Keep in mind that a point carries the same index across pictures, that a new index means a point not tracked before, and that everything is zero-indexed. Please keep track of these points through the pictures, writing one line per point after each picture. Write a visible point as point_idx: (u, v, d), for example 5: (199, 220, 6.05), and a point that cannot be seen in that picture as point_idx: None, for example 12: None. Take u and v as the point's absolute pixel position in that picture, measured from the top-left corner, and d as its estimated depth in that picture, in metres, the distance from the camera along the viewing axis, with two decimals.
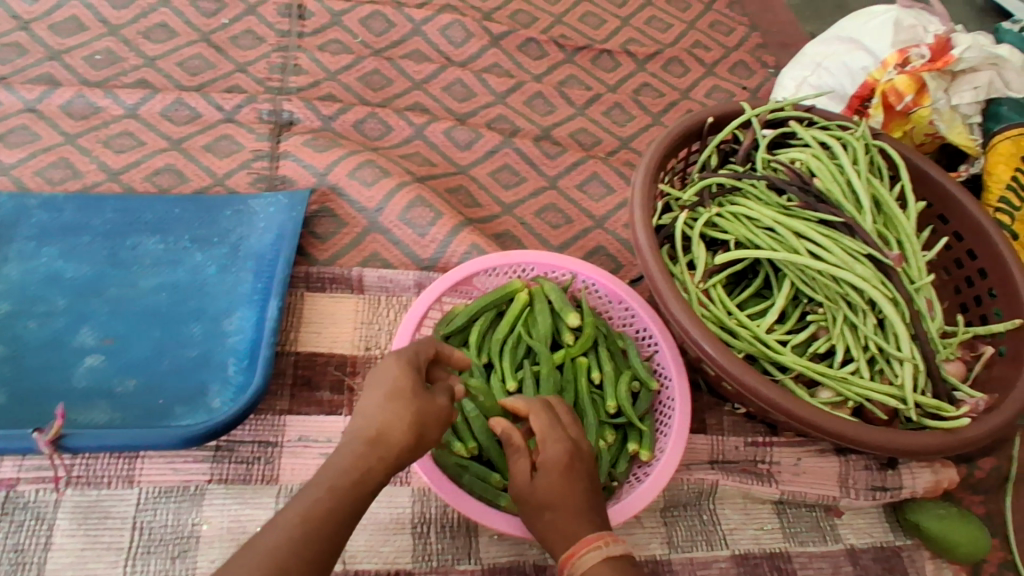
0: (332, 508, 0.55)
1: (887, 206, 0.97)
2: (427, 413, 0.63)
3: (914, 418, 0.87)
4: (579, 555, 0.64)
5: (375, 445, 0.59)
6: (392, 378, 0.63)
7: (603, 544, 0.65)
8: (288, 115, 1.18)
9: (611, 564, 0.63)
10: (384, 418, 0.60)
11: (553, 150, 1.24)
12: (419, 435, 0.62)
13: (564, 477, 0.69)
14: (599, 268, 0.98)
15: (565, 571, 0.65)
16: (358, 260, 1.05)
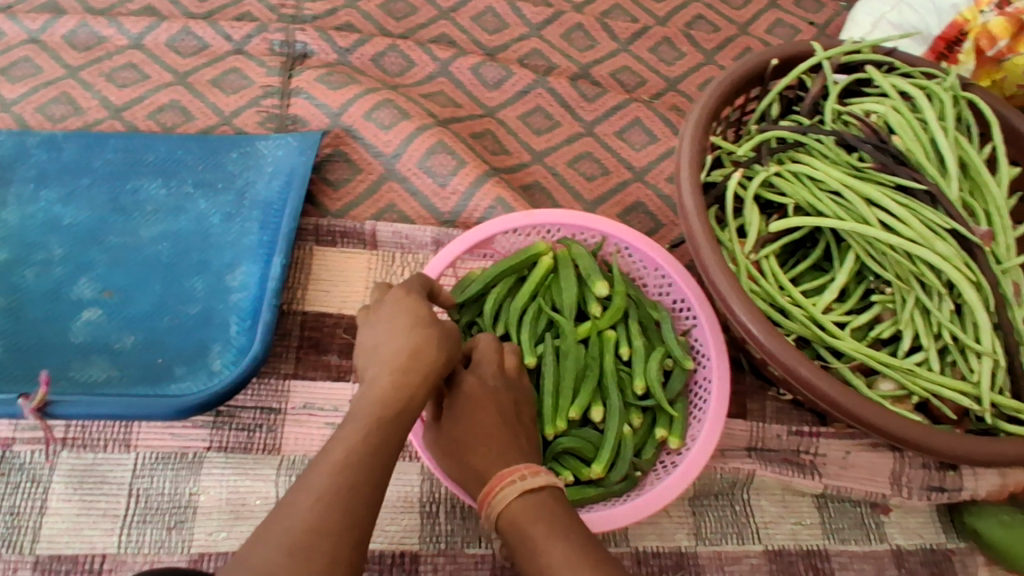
0: (369, 439, 0.52)
1: (976, 171, 0.82)
2: (432, 327, 0.61)
3: (988, 420, 0.75)
4: (494, 492, 0.59)
5: (390, 366, 0.57)
6: (383, 307, 0.63)
7: (519, 479, 0.59)
8: (302, 46, 1.09)
9: (525, 499, 0.58)
10: (399, 339, 0.59)
11: (591, 92, 1.11)
12: (423, 347, 0.59)
13: (484, 415, 0.66)
14: (633, 230, 0.86)
15: (483, 513, 0.60)
16: (373, 212, 0.96)
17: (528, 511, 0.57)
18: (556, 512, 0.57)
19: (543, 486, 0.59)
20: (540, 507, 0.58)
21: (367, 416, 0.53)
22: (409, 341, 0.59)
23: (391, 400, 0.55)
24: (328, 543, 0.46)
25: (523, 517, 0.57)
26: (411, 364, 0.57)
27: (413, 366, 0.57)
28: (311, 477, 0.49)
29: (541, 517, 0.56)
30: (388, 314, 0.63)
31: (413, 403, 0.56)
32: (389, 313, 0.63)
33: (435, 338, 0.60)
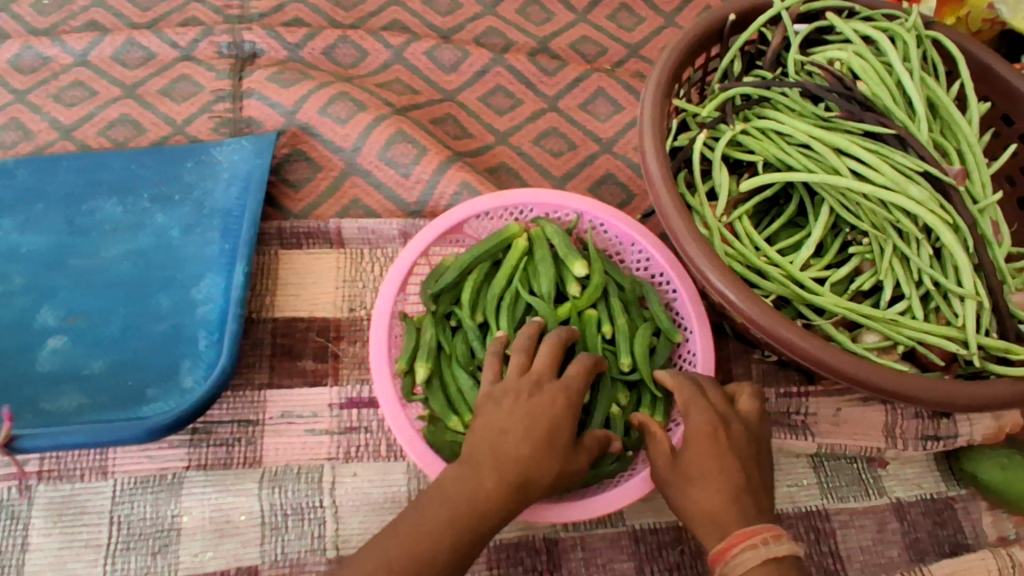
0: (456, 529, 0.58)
1: (945, 111, 0.80)
2: (555, 452, 0.62)
3: (976, 363, 0.73)
4: (732, 551, 0.56)
5: (511, 467, 0.60)
6: (515, 402, 0.64)
7: (761, 544, 0.55)
8: (250, 47, 1.05)
9: (770, 567, 0.54)
10: (525, 444, 0.61)
11: (551, 66, 1.09)
12: (553, 453, 0.62)
13: (708, 458, 0.61)
14: (603, 204, 0.84)
15: (715, 565, 0.57)
16: (337, 210, 0.94)
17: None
18: None
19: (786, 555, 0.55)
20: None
21: (464, 501, 0.59)
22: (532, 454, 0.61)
23: (498, 498, 0.59)
24: None
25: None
26: (532, 469, 0.60)
27: (528, 479, 0.60)
28: (401, 525, 0.58)
29: None
30: (528, 407, 0.63)
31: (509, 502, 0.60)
32: (529, 402, 0.63)
33: (553, 460, 0.62)
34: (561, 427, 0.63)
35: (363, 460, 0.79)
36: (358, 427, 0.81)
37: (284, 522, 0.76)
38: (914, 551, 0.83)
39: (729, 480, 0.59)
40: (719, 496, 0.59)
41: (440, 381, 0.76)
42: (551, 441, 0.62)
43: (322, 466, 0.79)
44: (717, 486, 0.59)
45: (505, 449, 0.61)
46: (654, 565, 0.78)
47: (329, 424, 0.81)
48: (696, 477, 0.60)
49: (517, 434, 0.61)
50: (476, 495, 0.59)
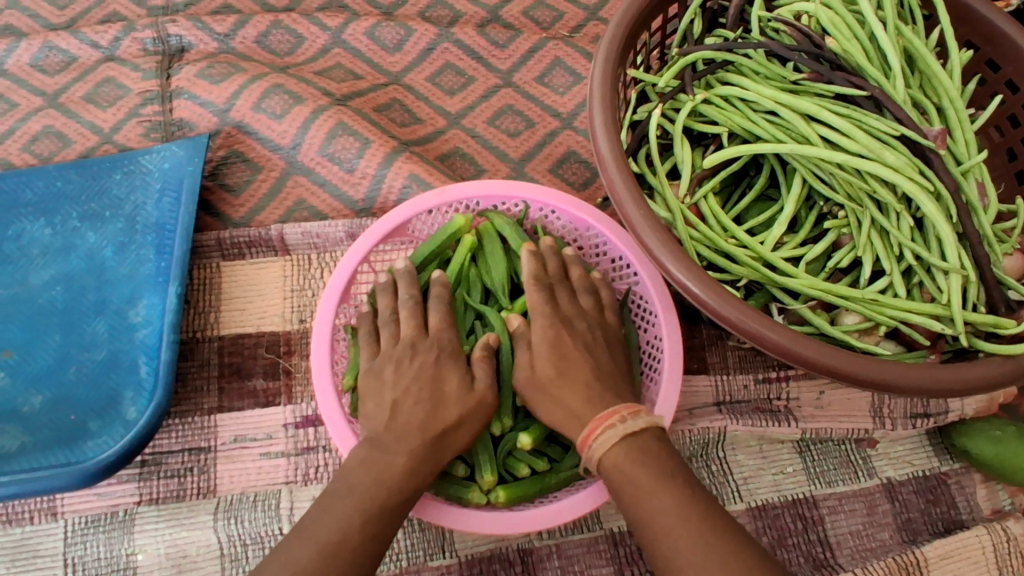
0: (369, 505, 0.58)
1: (923, 63, 0.73)
2: (445, 408, 0.64)
3: (963, 341, 0.68)
4: (594, 435, 0.60)
5: (405, 433, 0.62)
6: (392, 371, 0.66)
7: (619, 422, 0.60)
8: (176, 40, 0.97)
9: (630, 442, 0.59)
10: (408, 409, 0.63)
11: (502, 37, 1.01)
12: (446, 408, 0.64)
13: (569, 364, 0.66)
14: (556, 191, 0.78)
15: (583, 453, 0.61)
16: (280, 213, 0.88)
17: (631, 463, 0.57)
18: (663, 455, 0.58)
19: (645, 427, 0.60)
20: (641, 447, 0.59)
21: (373, 488, 0.59)
22: (422, 412, 0.63)
23: (405, 472, 0.60)
24: None
25: (624, 462, 0.58)
26: (431, 430, 0.63)
27: (430, 442, 0.62)
28: (316, 521, 0.57)
29: (648, 465, 0.57)
30: (411, 371, 0.65)
31: (423, 469, 0.61)
32: (410, 363, 0.66)
33: (456, 413, 0.64)
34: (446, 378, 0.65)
35: (322, 482, 0.75)
36: (316, 447, 0.77)
37: (244, 552, 0.73)
38: (907, 531, 0.80)
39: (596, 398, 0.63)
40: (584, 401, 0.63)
41: None
42: (440, 399, 0.64)
43: (279, 490, 0.75)
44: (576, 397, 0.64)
45: (402, 421, 0.63)
46: (634, 567, 0.75)
47: (285, 446, 0.76)
48: (555, 382, 0.65)
49: (409, 406, 0.64)
50: (385, 469, 0.60)
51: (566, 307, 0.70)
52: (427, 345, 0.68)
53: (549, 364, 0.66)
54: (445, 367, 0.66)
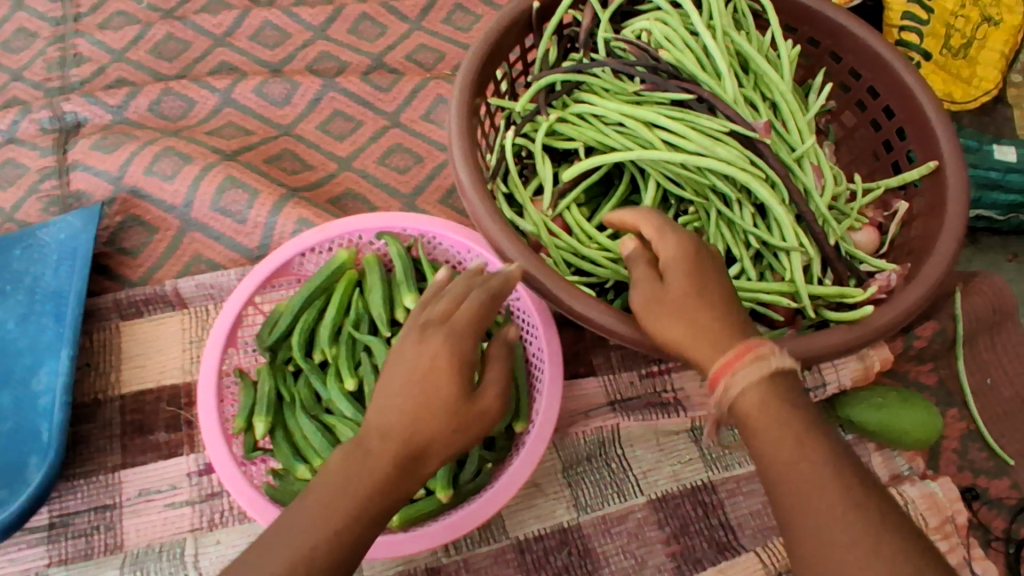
0: (324, 547, 0.46)
1: (754, 64, 0.78)
2: (441, 416, 0.51)
3: (812, 316, 0.73)
4: (733, 368, 0.49)
5: (397, 437, 0.50)
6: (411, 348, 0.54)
7: (762, 359, 0.49)
8: (73, 117, 1.02)
9: (771, 381, 0.49)
10: (404, 406, 0.51)
11: (385, 81, 1.07)
12: (432, 412, 0.51)
13: (703, 292, 0.53)
14: (432, 218, 0.81)
15: (718, 394, 0.50)
16: (178, 270, 0.91)
17: (772, 407, 0.47)
18: (804, 404, 0.48)
19: (786, 366, 0.49)
20: (782, 390, 0.48)
21: (331, 517, 0.47)
22: (417, 407, 0.51)
23: (368, 499, 0.49)
24: None
25: (767, 404, 0.48)
26: (415, 443, 0.51)
27: (419, 453, 0.51)
28: (273, 541, 0.47)
29: (791, 409, 0.47)
30: (410, 360, 0.53)
31: (399, 487, 0.50)
32: (413, 353, 0.54)
33: (450, 417, 0.52)
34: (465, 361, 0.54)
35: (228, 525, 0.77)
36: (220, 492, 0.78)
37: None
38: None
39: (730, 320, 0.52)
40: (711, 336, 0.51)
41: (284, 431, 0.74)
42: (434, 399, 0.52)
43: (184, 538, 0.76)
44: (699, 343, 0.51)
45: (385, 424, 0.51)
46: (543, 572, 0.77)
47: (189, 494, 0.78)
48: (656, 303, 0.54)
49: (396, 409, 0.51)
50: (356, 491, 0.48)
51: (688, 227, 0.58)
52: (436, 329, 0.55)
53: (679, 284, 0.53)
54: (435, 366, 0.53)
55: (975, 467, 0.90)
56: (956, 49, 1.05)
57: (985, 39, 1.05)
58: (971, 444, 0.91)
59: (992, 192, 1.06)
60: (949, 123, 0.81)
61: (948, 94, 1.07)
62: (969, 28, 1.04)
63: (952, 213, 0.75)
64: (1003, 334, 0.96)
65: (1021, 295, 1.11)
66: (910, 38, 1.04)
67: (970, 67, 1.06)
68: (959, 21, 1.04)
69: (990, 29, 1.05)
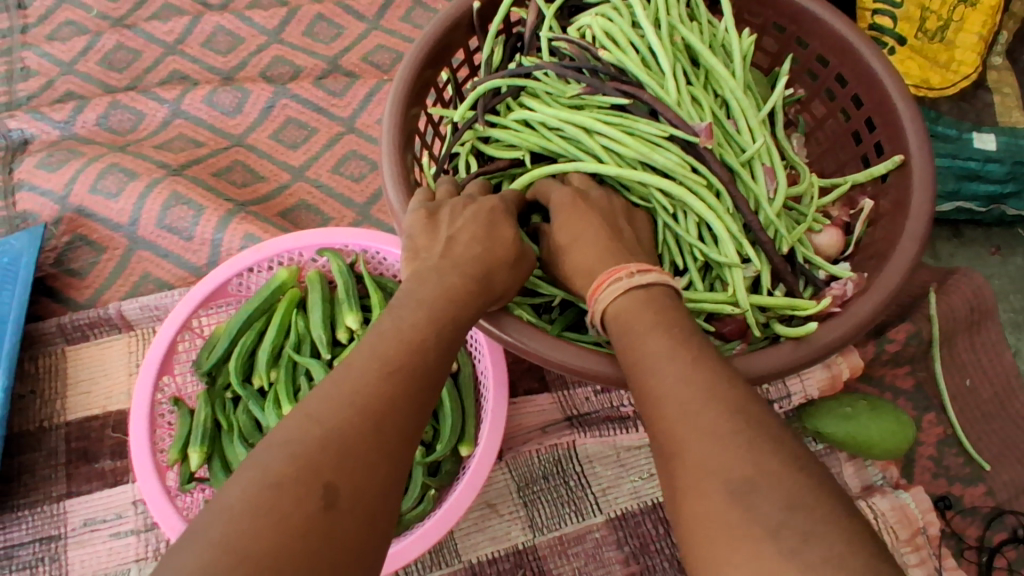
0: (393, 387, 0.46)
1: (705, 60, 0.75)
2: (497, 259, 0.59)
3: (756, 332, 0.70)
4: (601, 288, 0.55)
5: (459, 261, 0.57)
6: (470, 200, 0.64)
7: (627, 276, 0.54)
8: (19, 133, 0.99)
9: (637, 295, 0.53)
10: (458, 235, 0.60)
11: (339, 86, 1.03)
12: (496, 246, 0.60)
13: (575, 225, 0.64)
14: (376, 232, 0.79)
15: (592, 315, 0.56)
16: (126, 290, 0.89)
17: (632, 311, 0.52)
18: (667, 309, 0.51)
19: (654, 283, 0.53)
20: (648, 301, 0.52)
21: (414, 354, 0.49)
22: (472, 240, 0.59)
23: (433, 327, 0.52)
24: (328, 463, 0.41)
25: (628, 314, 0.52)
26: (483, 268, 0.58)
27: (486, 276, 0.58)
28: (340, 377, 0.46)
29: (649, 312, 0.51)
30: (468, 212, 0.62)
31: (469, 308, 0.56)
32: (466, 210, 0.62)
33: (506, 257, 0.60)
34: (496, 272, 0.59)
35: None
36: None
37: None
38: None
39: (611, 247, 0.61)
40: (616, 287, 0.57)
41: (222, 460, 0.72)
42: (491, 236, 0.60)
43: (130, 568, 0.74)
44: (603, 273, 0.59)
45: (454, 255, 0.58)
46: None
47: (135, 523, 0.76)
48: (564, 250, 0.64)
49: (463, 242, 0.59)
50: (434, 315, 0.53)
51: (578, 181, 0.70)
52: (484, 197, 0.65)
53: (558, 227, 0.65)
54: (498, 219, 0.62)
55: (950, 474, 0.87)
56: (932, 32, 1.00)
57: (963, 20, 1.00)
58: (947, 450, 0.88)
59: (973, 183, 1.01)
60: (917, 114, 0.76)
61: (923, 80, 1.01)
62: (945, 10, 0.99)
63: (915, 213, 0.72)
64: (981, 334, 0.93)
65: (1005, 287, 1.07)
66: (884, 22, 1.01)
67: (948, 51, 1.01)
68: (935, 3, 0.99)
69: (967, 10, 0.99)
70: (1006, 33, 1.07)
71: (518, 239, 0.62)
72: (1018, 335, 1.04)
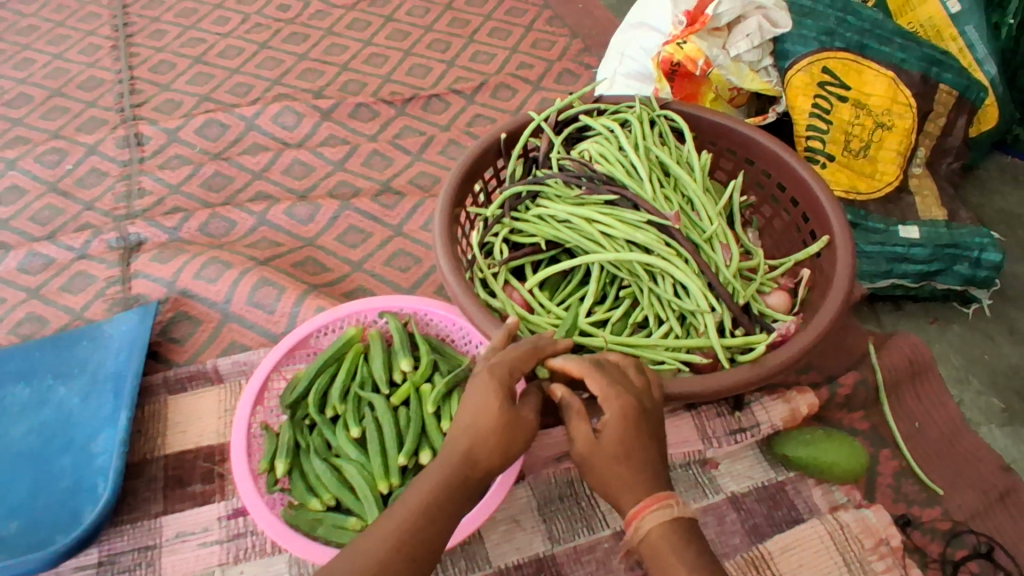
0: (409, 544, 0.61)
1: (672, 170, 1.02)
2: (496, 437, 0.64)
3: (726, 364, 0.90)
4: (647, 513, 0.62)
5: (462, 437, 0.65)
6: (479, 373, 0.67)
7: (672, 504, 0.63)
8: (135, 236, 1.25)
9: (675, 525, 0.62)
10: (464, 418, 0.65)
11: (391, 201, 1.31)
12: (484, 430, 0.64)
13: (634, 447, 0.65)
14: (428, 298, 1.02)
15: (628, 523, 0.63)
16: (217, 352, 1.10)
17: (671, 541, 0.62)
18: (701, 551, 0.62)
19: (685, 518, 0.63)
20: (683, 540, 0.62)
21: (428, 517, 0.62)
22: (473, 423, 0.65)
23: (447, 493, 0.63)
24: None
25: (667, 547, 0.61)
26: (480, 447, 0.64)
27: (482, 454, 0.64)
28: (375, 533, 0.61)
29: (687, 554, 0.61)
30: (475, 390, 0.66)
31: (472, 480, 0.65)
32: (473, 386, 0.67)
33: (503, 433, 0.65)
34: (487, 449, 0.64)
35: (250, 560, 0.89)
36: (245, 533, 0.91)
37: None
38: (755, 534, 0.92)
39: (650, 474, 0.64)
40: (639, 482, 0.64)
41: (300, 473, 0.89)
42: (483, 420, 0.64)
43: (214, 571, 0.88)
44: (625, 472, 0.64)
45: (459, 432, 0.65)
46: None
47: (219, 535, 0.91)
48: (616, 458, 0.64)
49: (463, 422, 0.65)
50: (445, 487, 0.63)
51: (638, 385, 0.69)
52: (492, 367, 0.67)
53: (613, 439, 0.64)
54: (493, 400, 0.65)
55: (908, 499, 1.01)
56: (857, 151, 1.29)
57: (881, 140, 1.29)
58: (903, 479, 1.03)
59: (903, 264, 1.25)
60: (838, 207, 1.02)
61: (852, 186, 1.30)
62: (865, 133, 1.28)
63: (840, 278, 0.94)
64: (923, 384, 1.11)
65: (945, 352, 1.26)
66: (816, 144, 1.30)
67: (871, 164, 1.30)
68: (856, 129, 1.28)
69: (885, 133, 1.28)
70: (923, 149, 1.33)
71: (512, 416, 0.65)
72: (961, 389, 1.22)
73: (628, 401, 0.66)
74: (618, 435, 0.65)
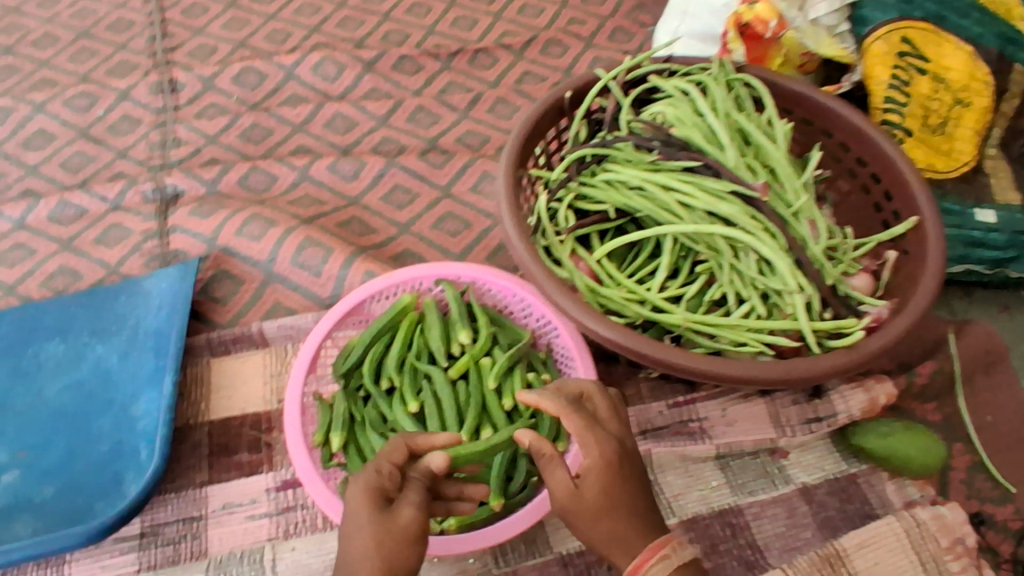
0: None
1: (754, 137, 0.95)
2: (399, 547, 0.61)
3: (813, 347, 0.85)
4: (647, 563, 0.63)
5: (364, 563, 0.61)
6: (349, 494, 0.63)
7: (671, 551, 0.64)
8: (172, 189, 1.19)
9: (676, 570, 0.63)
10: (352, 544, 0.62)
11: (439, 160, 1.24)
12: (371, 548, 0.61)
13: (618, 491, 0.64)
14: (486, 266, 0.95)
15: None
16: (260, 314, 1.05)
17: None
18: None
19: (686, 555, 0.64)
20: None
21: None
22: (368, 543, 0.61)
23: None
24: None
25: None
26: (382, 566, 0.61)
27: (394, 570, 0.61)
28: None
29: None
30: (359, 506, 0.62)
31: None
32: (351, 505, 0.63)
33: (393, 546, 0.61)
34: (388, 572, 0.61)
35: (301, 535, 0.85)
36: (296, 506, 0.88)
37: None
38: (827, 529, 0.88)
39: (636, 513, 0.65)
40: (630, 528, 0.64)
41: (356, 447, 0.85)
42: (373, 536, 0.61)
43: (263, 546, 0.85)
44: (617, 523, 0.64)
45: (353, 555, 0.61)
46: None
47: (268, 507, 0.88)
48: (601, 507, 0.64)
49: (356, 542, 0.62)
50: None
51: (610, 425, 0.69)
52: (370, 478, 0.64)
53: (596, 487, 0.64)
54: (369, 515, 0.62)
55: (981, 495, 0.97)
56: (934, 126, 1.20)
57: (958, 119, 1.21)
58: (977, 475, 0.99)
59: (977, 249, 1.18)
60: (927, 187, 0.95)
61: (930, 163, 1.19)
62: (944, 109, 1.20)
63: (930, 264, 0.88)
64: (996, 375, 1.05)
65: (1014, 342, 1.21)
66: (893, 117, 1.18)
67: (949, 141, 1.20)
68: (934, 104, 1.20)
69: (961, 111, 1.21)
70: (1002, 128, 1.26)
71: (394, 529, 0.62)
72: None
73: (605, 444, 0.65)
74: (600, 480, 0.64)
